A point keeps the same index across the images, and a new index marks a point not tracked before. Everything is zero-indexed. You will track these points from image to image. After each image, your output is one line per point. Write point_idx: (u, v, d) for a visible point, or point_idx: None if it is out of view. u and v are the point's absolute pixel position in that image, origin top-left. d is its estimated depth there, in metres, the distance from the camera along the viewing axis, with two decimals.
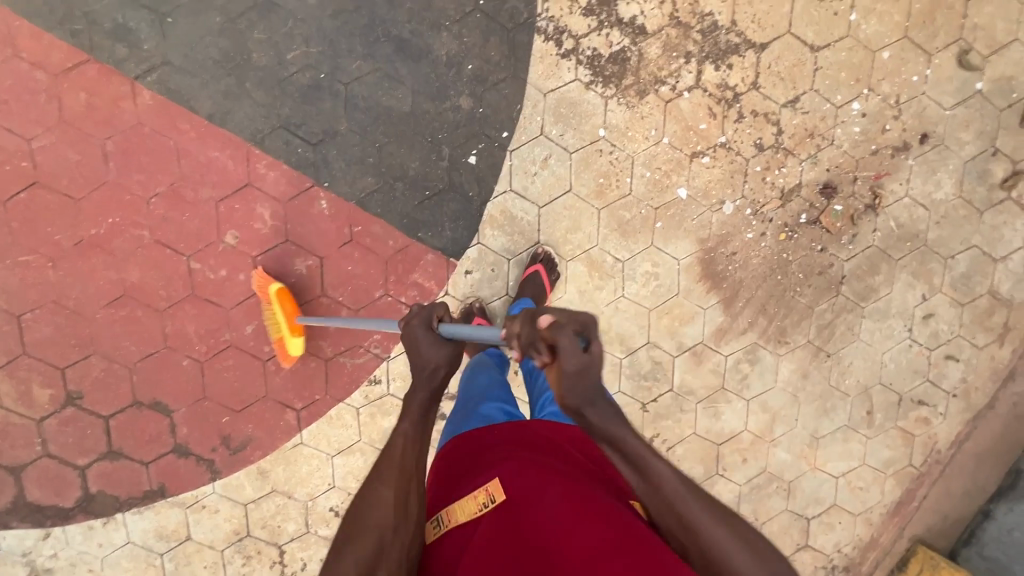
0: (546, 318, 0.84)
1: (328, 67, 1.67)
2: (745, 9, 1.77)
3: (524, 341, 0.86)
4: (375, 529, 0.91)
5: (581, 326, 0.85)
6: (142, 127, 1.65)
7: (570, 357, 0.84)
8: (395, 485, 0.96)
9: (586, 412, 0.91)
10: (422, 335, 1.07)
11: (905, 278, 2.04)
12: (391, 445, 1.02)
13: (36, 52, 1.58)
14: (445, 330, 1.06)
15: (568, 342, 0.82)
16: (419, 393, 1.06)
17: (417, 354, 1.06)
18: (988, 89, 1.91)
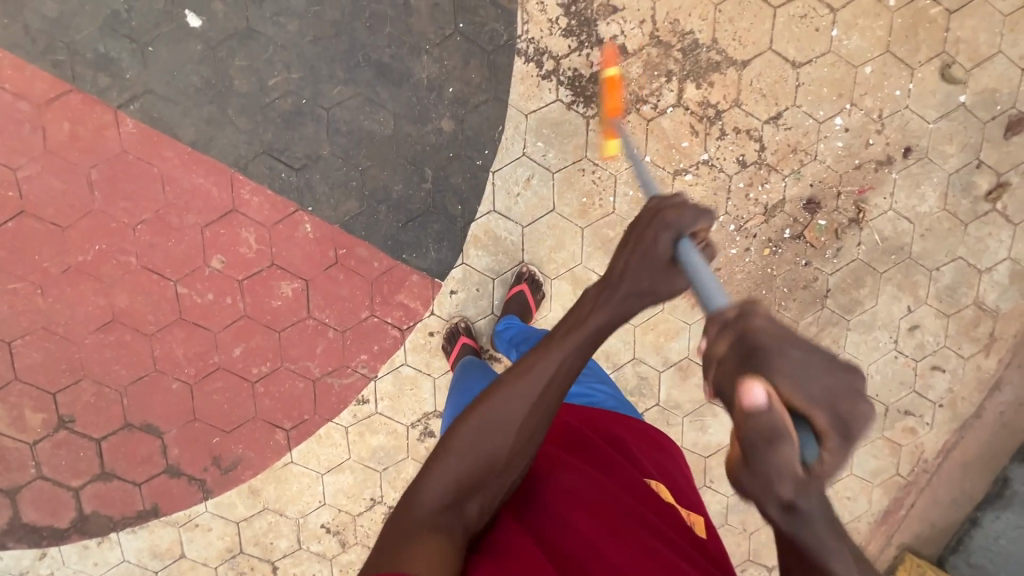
0: (760, 393, 0.54)
1: (309, 93, 1.68)
2: (726, 27, 1.76)
3: (720, 387, 0.60)
4: (491, 454, 0.85)
5: (831, 417, 0.55)
6: (127, 156, 1.67)
7: (785, 470, 0.57)
8: (528, 410, 0.86)
9: (768, 512, 0.62)
10: (660, 242, 0.86)
11: (890, 290, 2.04)
12: (538, 363, 0.88)
13: (19, 83, 1.60)
14: (684, 246, 0.84)
15: (787, 450, 0.55)
16: (614, 305, 0.88)
17: (634, 267, 0.88)
18: (971, 102, 1.91)
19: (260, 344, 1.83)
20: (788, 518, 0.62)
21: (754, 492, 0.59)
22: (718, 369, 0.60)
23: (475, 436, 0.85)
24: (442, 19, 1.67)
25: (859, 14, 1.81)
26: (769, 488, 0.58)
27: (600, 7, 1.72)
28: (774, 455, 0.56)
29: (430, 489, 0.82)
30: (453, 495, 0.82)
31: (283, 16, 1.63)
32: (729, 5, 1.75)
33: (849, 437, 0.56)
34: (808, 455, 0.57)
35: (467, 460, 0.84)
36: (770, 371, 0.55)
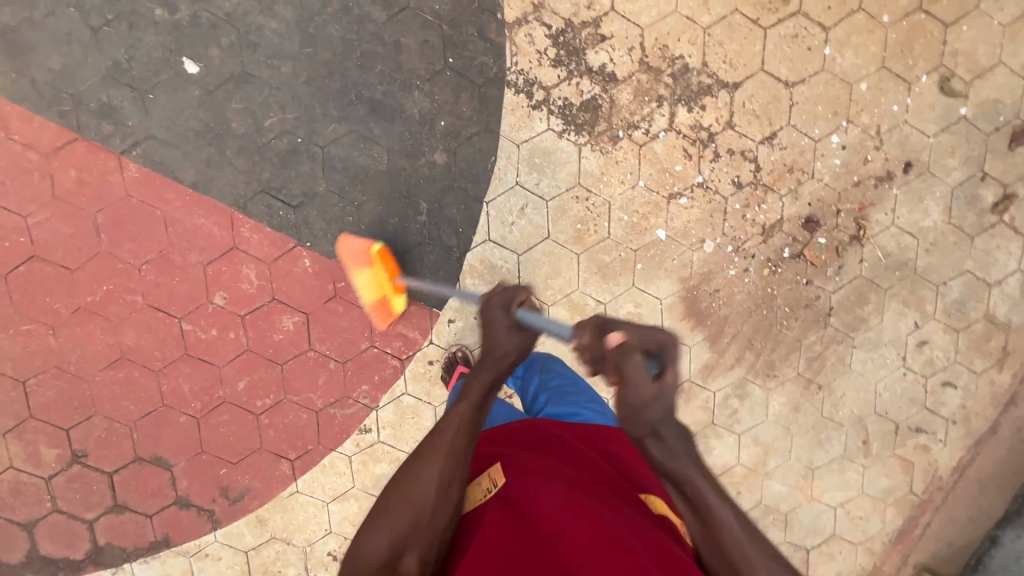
0: (614, 337, 0.85)
1: (305, 132, 1.71)
2: (715, 50, 1.76)
3: (593, 356, 0.89)
4: (417, 510, 0.92)
5: (655, 342, 0.85)
6: (131, 199, 1.72)
7: (641, 385, 0.83)
8: (440, 466, 0.96)
9: (649, 443, 0.88)
10: (497, 316, 1.07)
11: (896, 306, 2.01)
12: (445, 425, 1.01)
13: (28, 134, 1.66)
14: (523, 316, 1.06)
15: (637, 365, 0.83)
16: (490, 373, 1.05)
17: (490, 337, 1.07)
18: (972, 114, 1.88)
19: (264, 377, 1.87)
20: (660, 444, 0.88)
21: (633, 411, 0.85)
22: (587, 346, 0.90)
23: (402, 494, 0.95)
24: (432, 55, 1.70)
25: (853, 31, 1.79)
26: (644, 408, 0.84)
27: (589, 36, 1.72)
28: (632, 363, 0.83)
29: (370, 544, 0.90)
30: (391, 552, 0.89)
31: (277, 58, 1.67)
32: (718, 29, 1.75)
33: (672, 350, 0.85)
34: (653, 369, 0.85)
35: (401, 517, 0.92)
36: (619, 327, 0.87)
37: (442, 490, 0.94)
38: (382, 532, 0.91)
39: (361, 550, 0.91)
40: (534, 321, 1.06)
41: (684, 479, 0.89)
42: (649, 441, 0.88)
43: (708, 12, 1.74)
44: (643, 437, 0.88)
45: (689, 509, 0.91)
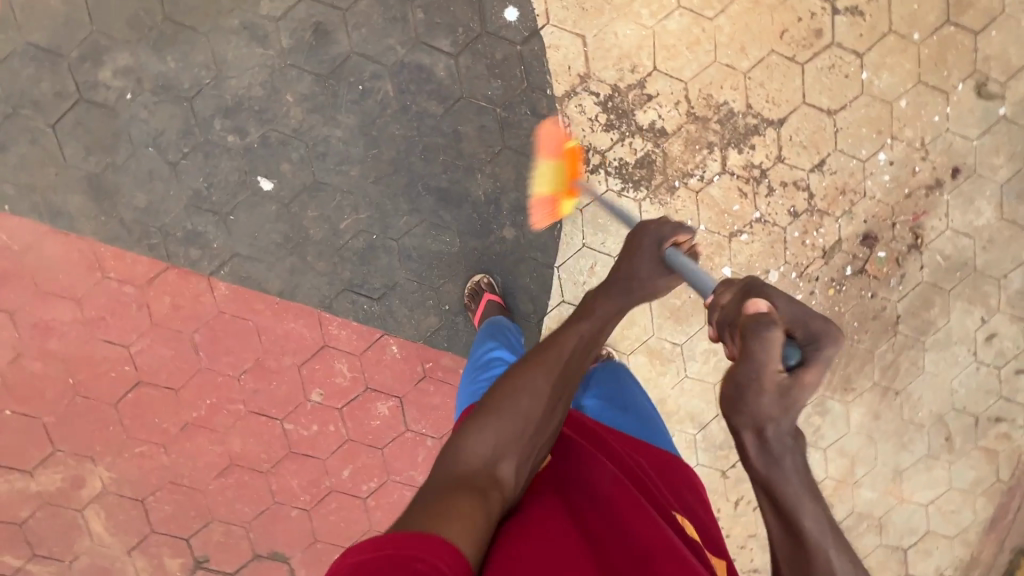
0: (759, 305, 0.79)
1: (379, 228, 1.79)
2: (758, 92, 1.82)
3: (725, 317, 0.84)
4: (524, 416, 0.97)
5: (807, 331, 0.76)
6: (223, 316, 1.80)
7: (769, 363, 0.75)
8: (552, 383, 1.03)
9: (752, 436, 0.79)
10: (646, 246, 1.14)
11: (961, 305, 2.05)
12: (562, 341, 1.09)
13: (123, 270, 1.74)
14: (670, 256, 1.11)
15: (773, 345, 0.74)
16: (598, 312, 1.12)
17: (628, 267, 1.14)
18: (1012, 112, 1.93)
19: (366, 462, 1.94)
20: (760, 443, 0.79)
21: (740, 398, 0.77)
22: (723, 307, 0.86)
23: (510, 406, 0.98)
24: (490, 138, 1.77)
25: (886, 53, 1.84)
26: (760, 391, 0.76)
27: (635, 96, 1.79)
28: (765, 350, 0.75)
29: (474, 443, 0.92)
30: (493, 452, 0.92)
31: (345, 164, 1.75)
32: (757, 71, 1.81)
33: (819, 351, 0.75)
34: (790, 357, 0.76)
35: (504, 421, 0.96)
36: (772, 296, 0.80)
37: (548, 410, 1.00)
38: (486, 431, 0.94)
39: (467, 449, 0.91)
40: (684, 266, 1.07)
41: (786, 493, 0.79)
42: (749, 436, 0.79)
43: (746, 56, 1.80)
44: (741, 428, 0.79)
45: (786, 530, 0.80)
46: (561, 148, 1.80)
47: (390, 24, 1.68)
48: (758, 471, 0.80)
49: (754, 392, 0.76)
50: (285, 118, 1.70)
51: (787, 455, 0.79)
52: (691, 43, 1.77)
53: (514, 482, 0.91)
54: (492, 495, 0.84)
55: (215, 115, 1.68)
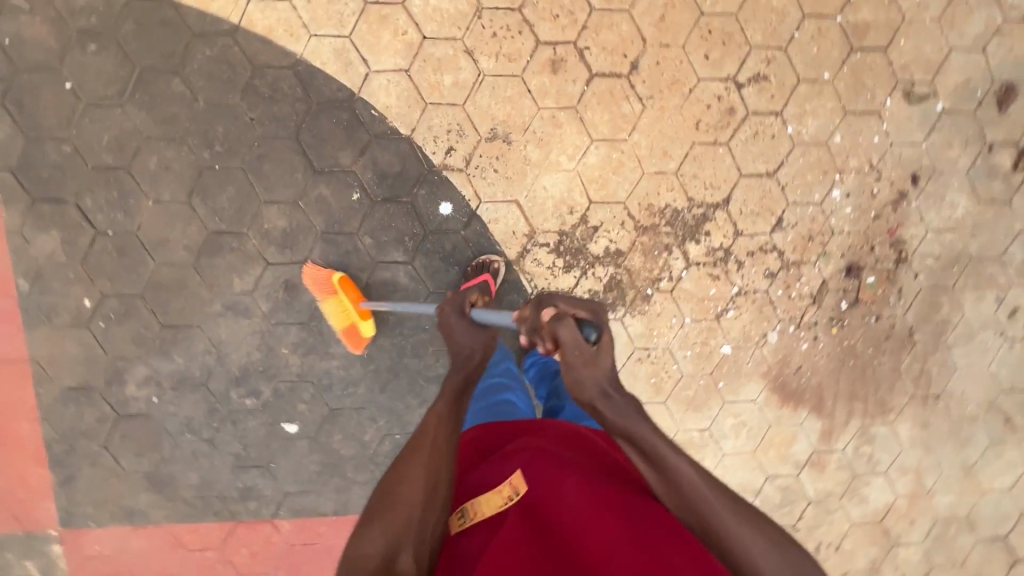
0: (547, 311, 0.99)
1: (399, 427, 1.94)
2: (694, 183, 1.87)
3: (532, 328, 1.01)
4: (408, 507, 0.98)
5: (592, 313, 0.99)
6: (295, 547, 1.98)
7: (579, 346, 0.96)
8: (426, 465, 1.04)
9: (598, 403, 1.00)
10: (455, 321, 1.26)
11: (971, 294, 2.02)
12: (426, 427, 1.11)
13: (200, 540, 1.95)
14: (476, 315, 1.24)
15: (571, 331, 0.95)
16: (455, 373, 1.21)
17: (458, 340, 1.24)
18: (950, 103, 1.91)
19: None
20: (607, 406, 1.00)
21: (579, 375, 0.98)
22: (526, 319, 1.03)
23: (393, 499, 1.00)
24: None
25: (803, 102, 1.86)
26: (586, 367, 0.98)
27: (581, 231, 1.88)
28: (566, 332, 0.95)
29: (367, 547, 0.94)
30: (388, 548, 0.93)
31: (351, 386, 1.90)
32: (686, 166, 1.86)
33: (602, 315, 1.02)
34: (591, 335, 0.96)
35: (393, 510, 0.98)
36: (552, 301, 1.01)
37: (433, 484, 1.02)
38: (377, 533, 0.95)
39: (356, 554, 0.93)
40: (486, 318, 1.22)
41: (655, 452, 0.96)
42: (600, 405, 1.00)
43: (671, 158, 1.85)
44: (593, 399, 1.00)
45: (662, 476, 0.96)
46: (332, 284, 1.78)
47: (345, 257, 1.84)
48: (623, 433, 0.99)
49: (583, 366, 0.97)
50: (287, 367, 1.88)
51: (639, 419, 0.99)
52: (616, 167, 1.85)
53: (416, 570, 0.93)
54: None
55: (230, 387, 1.88)
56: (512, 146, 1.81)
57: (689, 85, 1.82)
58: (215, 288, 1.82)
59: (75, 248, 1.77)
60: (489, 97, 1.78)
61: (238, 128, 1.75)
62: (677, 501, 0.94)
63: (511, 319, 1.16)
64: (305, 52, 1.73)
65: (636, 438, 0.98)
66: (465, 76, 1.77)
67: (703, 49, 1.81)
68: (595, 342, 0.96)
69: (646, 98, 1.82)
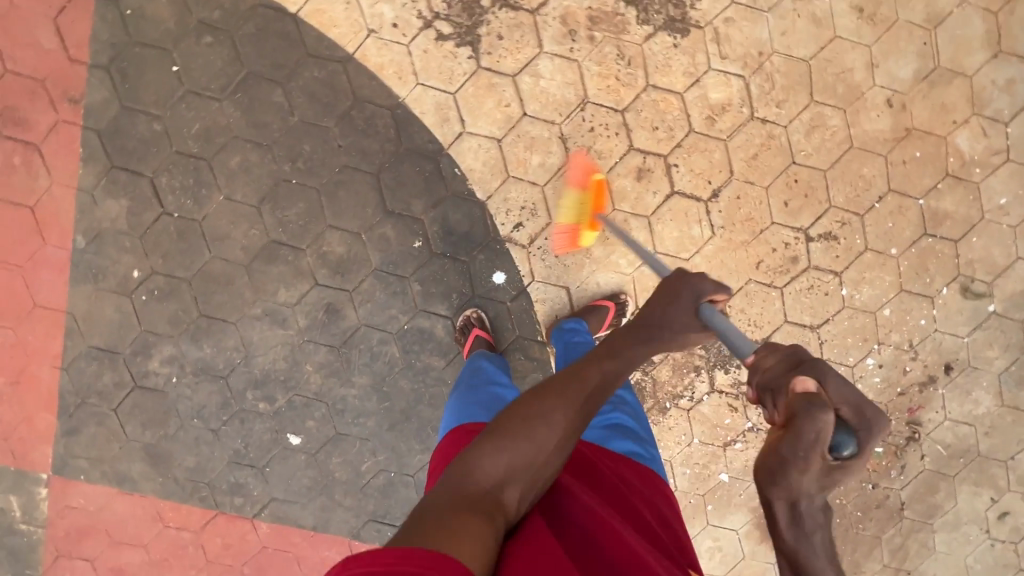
0: (810, 384, 0.83)
1: (396, 465, 1.99)
2: (739, 317, 1.92)
3: (767, 385, 0.89)
4: (540, 444, 0.91)
5: (857, 417, 0.81)
6: (267, 549, 2.03)
7: (816, 445, 0.76)
8: (570, 413, 0.96)
9: (779, 510, 0.79)
10: (683, 294, 1.07)
11: (968, 488, 2.07)
12: (582, 377, 1.01)
13: (180, 519, 2.01)
14: (706, 309, 1.05)
15: (825, 424, 0.77)
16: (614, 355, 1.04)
17: (665, 313, 1.06)
18: (1002, 307, 1.95)
19: None
20: (793, 516, 0.79)
21: (779, 473, 0.77)
22: (767, 369, 0.91)
23: (527, 431, 0.92)
24: None
25: (864, 269, 1.91)
26: (803, 468, 0.76)
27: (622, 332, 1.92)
28: (815, 429, 0.76)
29: (487, 462, 0.87)
30: (503, 474, 0.86)
31: (362, 416, 1.95)
32: (737, 299, 1.90)
33: (869, 434, 0.80)
34: (845, 446, 0.78)
35: (519, 445, 0.90)
36: (822, 374, 0.84)
37: (566, 434, 0.94)
38: (500, 454, 0.88)
39: (473, 463, 0.87)
40: (721, 325, 1.02)
41: (792, 554, 0.80)
42: (782, 507, 0.79)
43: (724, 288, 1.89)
44: (775, 500, 0.79)
45: None
46: (587, 177, 1.75)
47: (391, 297, 1.88)
48: (787, 541, 0.80)
49: (787, 474, 0.77)
50: (306, 383, 1.92)
51: (817, 527, 0.80)
52: None
53: (518, 508, 0.86)
54: (501, 520, 0.80)
55: (248, 388, 1.92)
56: None
57: (761, 225, 1.86)
58: (259, 293, 1.86)
59: (138, 221, 1.81)
60: None
61: (324, 151, 1.78)
62: None
63: (747, 349, 0.98)
64: (407, 97, 1.76)
65: (800, 558, 0.80)
66: (553, 160, 1.80)
67: (784, 196, 1.85)
68: (838, 459, 0.77)
69: (718, 226, 1.86)
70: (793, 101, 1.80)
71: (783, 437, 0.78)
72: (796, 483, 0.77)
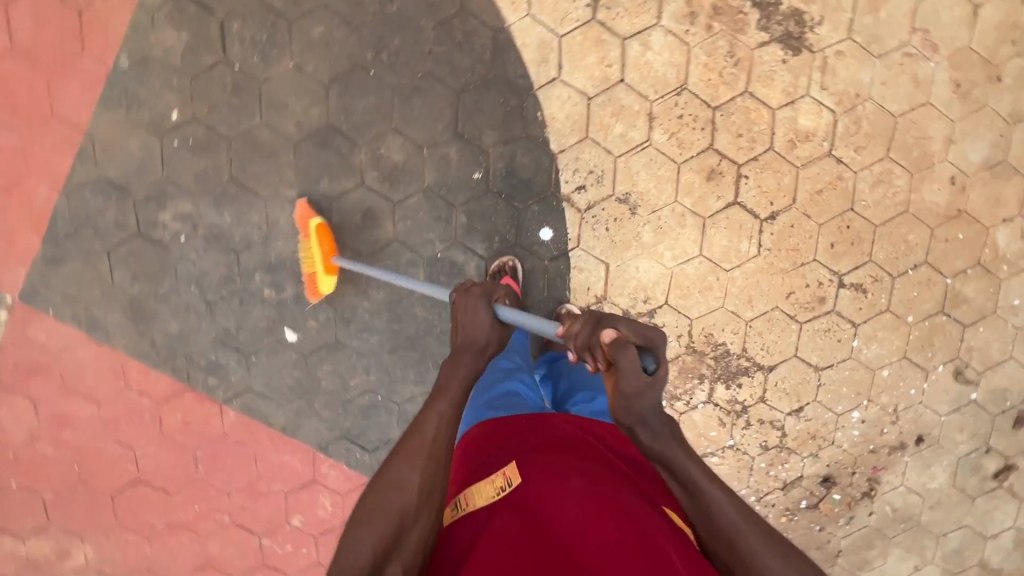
0: (610, 333, 0.98)
1: (385, 390, 1.93)
2: (755, 339, 1.97)
3: (583, 345, 1.01)
4: (395, 511, 0.95)
5: (651, 340, 0.97)
6: (227, 438, 1.95)
7: (635, 378, 0.95)
8: (417, 467, 1.00)
9: (638, 430, 1.02)
10: (479, 310, 1.14)
11: (900, 552, 2.21)
12: (420, 426, 1.04)
13: (145, 384, 1.89)
14: (501, 311, 1.16)
15: (633, 360, 0.95)
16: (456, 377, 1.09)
17: (471, 330, 1.13)
18: (982, 397, 2.08)
19: None
20: (648, 432, 1.01)
21: (628, 403, 0.98)
22: (575, 334, 1.03)
23: (381, 500, 0.97)
24: None
25: (879, 327, 1.99)
26: (637, 397, 0.97)
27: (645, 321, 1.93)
28: (626, 360, 0.95)
29: (357, 546, 0.93)
30: (372, 552, 0.92)
31: (366, 331, 1.88)
32: (759, 321, 1.95)
33: (658, 345, 0.97)
34: (650, 366, 0.95)
35: (378, 518, 0.95)
36: (616, 324, 0.99)
37: (424, 489, 0.98)
38: (364, 535, 0.94)
39: (348, 552, 0.93)
40: (519, 319, 1.15)
41: (687, 475, 1.00)
42: (640, 431, 1.01)
43: (751, 307, 1.93)
44: (634, 426, 1.01)
45: (692, 502, 1.01)
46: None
47: (433, 221, 1.81)
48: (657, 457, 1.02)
49: (627, 400, 0.98)
50: None
51: (665, 428, 1.02)
52: (704, 287, 1.91)
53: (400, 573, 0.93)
54: None
55: (258, 269, 1.82)
56: (634, 217, 1.84)
57: (803, 258, 1.91)
58: (299, 175, 1.76)
59: (195, 61, 1.68)
60: (642, 165, 1.81)
61: (412, 52, 1.70)
62: (691, 508, 1.01)
63: (546, 330, 1.16)
64: (514, 25, 1.71)
65: (680, 469, 1.00)
66: (634, 134, 1.78)
67: (833, 237, 1.90)
68: (650, 372, 0.95)
69: (764, 247, 1.89)
70: (869, 150, 1.85)
71: (608, 381, 0.97)
72: (634, 418, 1.00)
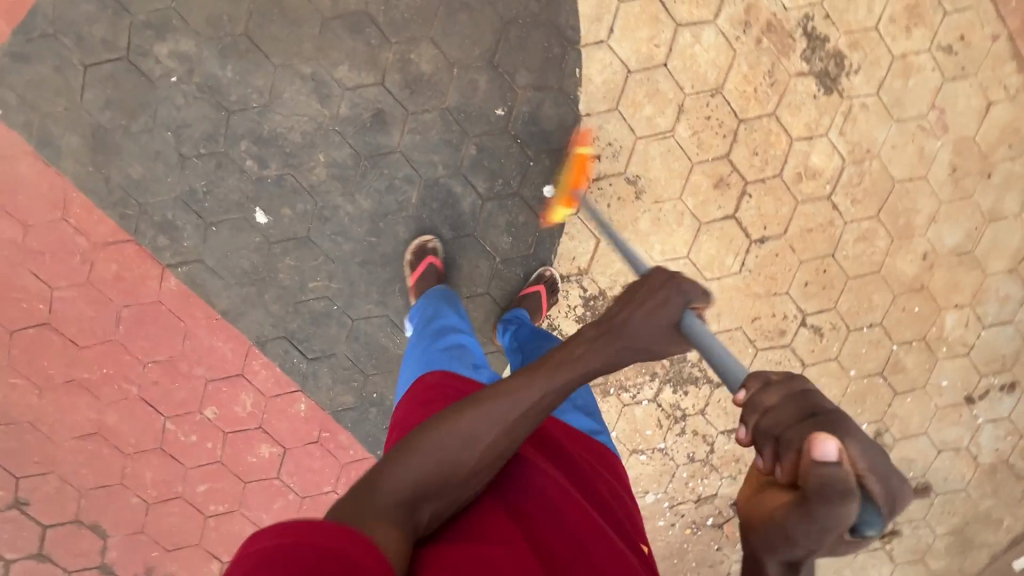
0: (831, 448, 0.57)
1: (342, 301, 1.85)
2: None
3: (772, 432, 0.63)
4: (467, 448, 0.82)
5: (888, 493, 0.58)
6: (159, 305, 1.80)
7: (836, 525, 0.58)
8: (515, 410, 0.85)
9: (768, 559, 0.65)
10: (666, 304, 0.91)
11: None
12: (532, 369, 0.89)
13: (84, 223, 1.72)
14: (688, 318, 0.92)
15: (848, 511, 0.57)
16: (559, 357, 0.90)
17: (639, 322, 0.91)
18: (890, 462, 2.22)
19: (225, 487, 1.96)
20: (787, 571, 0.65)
21: (781, 543, 0.62)
22: (772, 414, 0.64)
23: (447, 430, 0.83)
24: (478, 279, 1.86)
25: (823, 373, 2.09)
26: (812, 541, 0.60)
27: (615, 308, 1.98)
28: (834, 509, 0.56)
29: (400, 474, 0.78)
30: (423, 485, 0.78)
31: (341, 236, 1.80)
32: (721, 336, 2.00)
33: (896, 508, 0.59)
34: (868, 527, 0.59)
35: (444, 445, 0.81)
36: (846, 434, 0.58)
37: (497, 433, 0.84)
38: (419, 462, 0.79)
39: (387, 475, 0.77)
40: (705, 338, 0.88)
41: None
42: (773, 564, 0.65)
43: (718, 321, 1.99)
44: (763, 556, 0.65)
45: None
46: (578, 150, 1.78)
47: (442, 144, 1.75)
48: None
49: (793, 540, 0.61)
50: (307, 170, 1.74)
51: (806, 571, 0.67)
52: None
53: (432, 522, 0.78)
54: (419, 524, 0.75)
55: (245, 137, 1.70)
56: (636, 201, 1.85)
57: (777, 289, 1.98)
58: (319, 53, 1.66)
59: None
60: (659, 153, 1.82)
61: None
62: None
63: (733, 373, 0.85)
64: None
65: None
66: (660, 121, 1.80)
67: (809, 277, 1.98)
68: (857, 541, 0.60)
69: (747, 266, 1.95)
70: (864, 206, 1.94)
71: (792, 511, 0.60)
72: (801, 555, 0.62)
